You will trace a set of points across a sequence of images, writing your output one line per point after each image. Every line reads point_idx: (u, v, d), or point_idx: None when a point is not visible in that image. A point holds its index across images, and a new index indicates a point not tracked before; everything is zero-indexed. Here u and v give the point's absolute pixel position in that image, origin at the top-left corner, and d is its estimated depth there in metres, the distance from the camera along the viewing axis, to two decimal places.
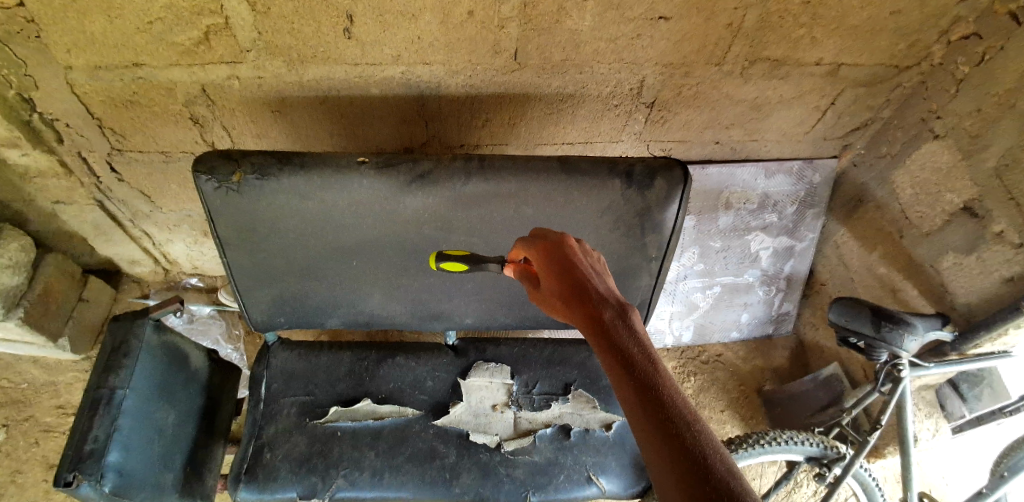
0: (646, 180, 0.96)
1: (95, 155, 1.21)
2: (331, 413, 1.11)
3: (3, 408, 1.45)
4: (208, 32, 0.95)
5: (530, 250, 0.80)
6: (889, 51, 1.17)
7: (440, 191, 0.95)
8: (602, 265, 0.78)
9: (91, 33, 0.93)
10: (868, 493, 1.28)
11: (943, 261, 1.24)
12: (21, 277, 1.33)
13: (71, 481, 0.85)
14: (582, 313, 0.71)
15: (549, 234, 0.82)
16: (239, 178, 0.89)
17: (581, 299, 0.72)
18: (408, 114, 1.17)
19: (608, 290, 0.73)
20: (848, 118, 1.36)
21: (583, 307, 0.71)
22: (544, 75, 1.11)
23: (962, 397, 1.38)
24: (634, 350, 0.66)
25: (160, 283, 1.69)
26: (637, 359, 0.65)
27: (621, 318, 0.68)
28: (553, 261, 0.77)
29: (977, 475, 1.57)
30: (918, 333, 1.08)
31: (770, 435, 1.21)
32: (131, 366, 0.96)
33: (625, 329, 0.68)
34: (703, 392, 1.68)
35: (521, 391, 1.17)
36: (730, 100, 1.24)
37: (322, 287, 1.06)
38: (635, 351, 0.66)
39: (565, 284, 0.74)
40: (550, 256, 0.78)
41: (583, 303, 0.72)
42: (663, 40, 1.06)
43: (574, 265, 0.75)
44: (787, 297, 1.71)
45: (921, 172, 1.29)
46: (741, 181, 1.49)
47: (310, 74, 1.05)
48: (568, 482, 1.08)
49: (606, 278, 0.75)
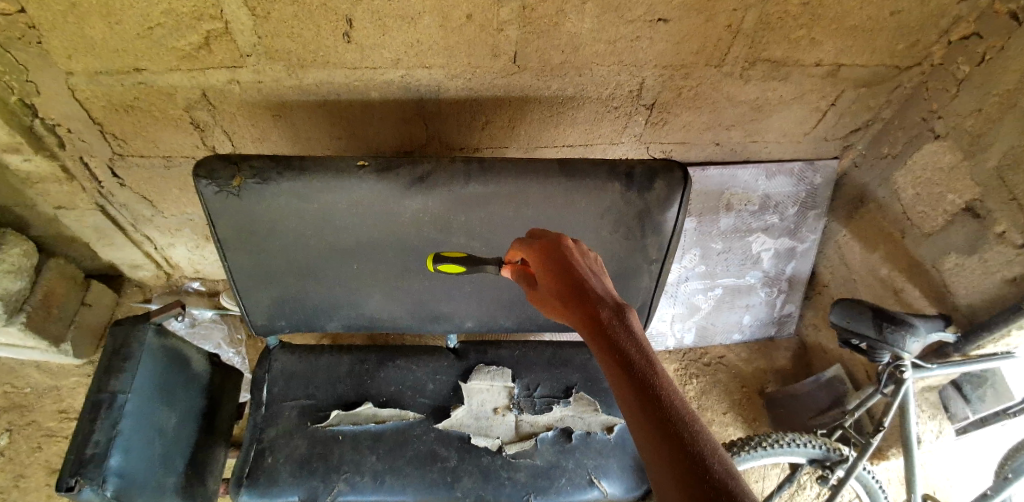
0: (646, 182, 0.96)
1: (97, 160, 1.21)
2: (333, 417, 1.11)
3: (6, 413, 1.45)
4: (208, 37, 0.95)
5: (528, 251, 0.80)
6: (889, 51, 1.17)
7: (440, 193, 0.95)
8: (599, 266, 0.78)
9: (91, 38, 0.94)
10: (872, 495, 1.27)
11: (946, 261, 1.24)
12: (23, 281, 1.34)
13: (73, 486, 0.85)
14: (581, 313, 0.70)
15: (547, 235, 0.82)
16: (239, 183, 0.89)
17: (579, 299, 0.71)
18: (408, 118, 1.17)
19: (606, 290, 0.73)
20: (848, 119, 1.36)
21: (581, 307, 0.71)
22: (543, 78, 1.11)
23: (965, 399, 1.37)
24: (633, 350, 0.66)
25: (162, 287, 1.69)
26: (635, 359, 0.65)
27: (619, 317, 0.68)
28: (550, 261, 0.77)
29: (983, 476, 1.56)
30: (920, 335, 1.08)
31: (772, 438, 1.20)
32: (132, 369, 0.96)
33: (623, 328, 0.68)
34: (706, 394, 1.68)
35: (522, 395, 1.17)
36: (730, 101, 1.24)
37: (323, 289, 1.06)
38: (633, 350, 0.66)
39: (563, 285, 0.74)
40: (547, 257, 0.78)
41: (581, 303, 0.71)
42: (662, 42, 1.06)
43: (571, 266, 0.75)
44: (789, 298, 1.71)
45: (923, 172, 1.28)
46: (742, 182, 1.48)
47: (310, 78, 1.05)
48: (570, 485, 1.07)
49: (603, 278, 0.75)
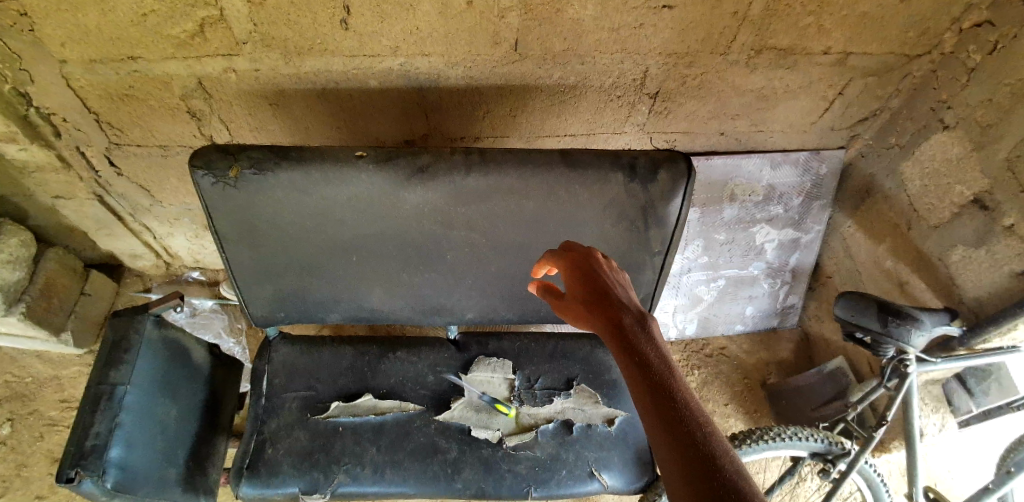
0: (649, 173, 0.94)
1: (94, 150, 1.20)
2: (333, 408, 1.11)
3: (8, 402, 1.46)
4: (203, 24, 0.93)
5: (551, 255, 0.82)
6: (899, 40, 1.14)
7: (440, 185, 0.93)
8: (621, 272, 0.79)
9: (84, 26, 0.92)
10: (873, 488, 1.25)
11: (952, 254, 1.22)
12: (22, 272, 1.34)
13: (73, 477, 0.85)
14: (600, 316, 0.72)
15: (570, 241, 0.83)
16: (237, 173, 0.88)
17: (599, 302, 0.73)
18: (407, 107, 1.15)
19: (626, 295, 0.74)
20: (857, 108, 1.33)
21: (601, 310, 0.72)
22: (545, 66, 1.09)
23: (970, 392, 1.35)
24: (652, 354, 0.67)
25: (162, 277, 1.69)
26: (653, 363, 0.66)
27: (639, 322, 0.70)
28: (575, 265, 0.78)
29: (985, 469, 1.55)
30: (925, 328, 1.06)
31: (774, 431, 1.18)
32: (131, 362, 0.96)
33: (644, 333, 0.69)
34: (707, 385, 1.68)
35: (523, 386, 1.17)
36: (736, 90, 1.21)
37: (322, 282, 1.05)
38: (653, 354, 0.67)
39: (585, 289, 0.75)
40: (571, 261, 0.79)
41: (601, 306, 0.73)
42: (667, 30, 1.04)
43: (594, 270, 0.77)
44: (792, 289, 1.70)
45: (931, 163, 1.26)
46: (747, 173, 1.47)
47: (307, 67, 1.03)
48: (571, 478, 1.07)
49: (625, 285, 0.77)
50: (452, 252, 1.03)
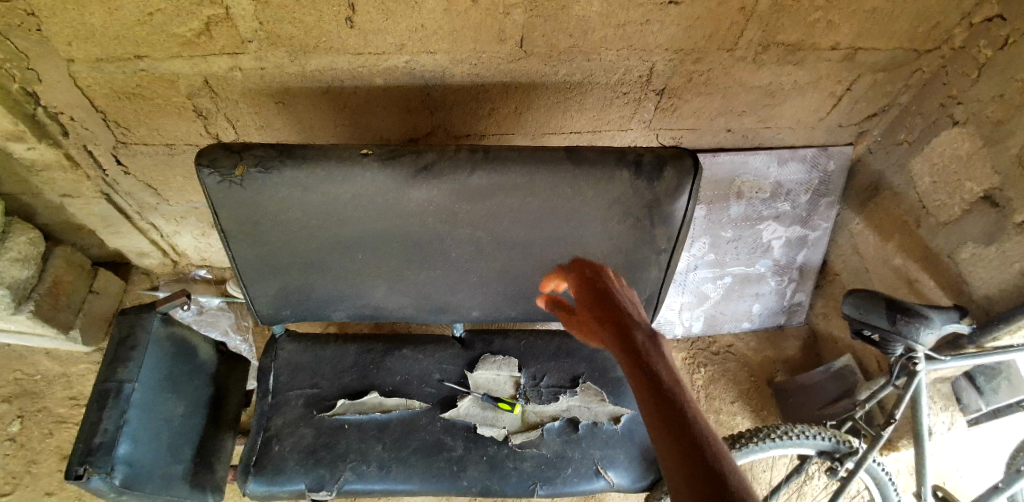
0: (655, 170, 0.93)
1: (100, 149, 1.21)
2: (339, 406, 1.11)
3: (18, 399, 1.47)
4: (209, 23, 0.93)
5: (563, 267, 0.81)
6: (908, 35, 1.13)
7: (445, 183, 0.93)
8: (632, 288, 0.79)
9: (90, 26, 0.92)
10: (881, 486, 1.23)
11: (962, 251, 1.21)
12: (30, 270, 1.35)
13: (82, 474, 0.85)
14: (609, 329, 0.71)
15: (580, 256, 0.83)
16: (242, 171, 0.88)
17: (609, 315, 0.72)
18: (412, 104, 1.15)
19: (638, 311, 0.73)
20: (864, 104, 1.32)
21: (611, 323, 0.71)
22: (551, 63, 1.08)
23: (978, 390, 1.33)
24: (660, 367, 0.66)
25: (169, 275, 1.70)
26: (662, 377, 0.65)
27: (649, 337, 0.69)
28: (585, 278, 0.78)
29: (995, 467, 1.54)
30: (934, 326, 1.04)
31: (782, 429, 1.16)
32: (138, 359, 0.96)
33: (654, 348, 0.68)
34: (713, 383, 1.67)
35: (529, 384, 1.17)
36: (743, 87, 1.20)
37: (326, 280, 1.05)
38: (662, 370, 0.66)
39: (595, 301, 0.74)
40: (582, 274, 0.78)
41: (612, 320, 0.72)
42: (674, 26, 1.03)
43: (604, 284, 0.76)
44: (799, 287, 1.69)
45: (940, 159, 1.24)
46: (754, 169, 1.46)
47: (313, 65, 1.03)
48: (577, 475, 1.07)
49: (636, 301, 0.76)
50: (457, 250, 1.03)
